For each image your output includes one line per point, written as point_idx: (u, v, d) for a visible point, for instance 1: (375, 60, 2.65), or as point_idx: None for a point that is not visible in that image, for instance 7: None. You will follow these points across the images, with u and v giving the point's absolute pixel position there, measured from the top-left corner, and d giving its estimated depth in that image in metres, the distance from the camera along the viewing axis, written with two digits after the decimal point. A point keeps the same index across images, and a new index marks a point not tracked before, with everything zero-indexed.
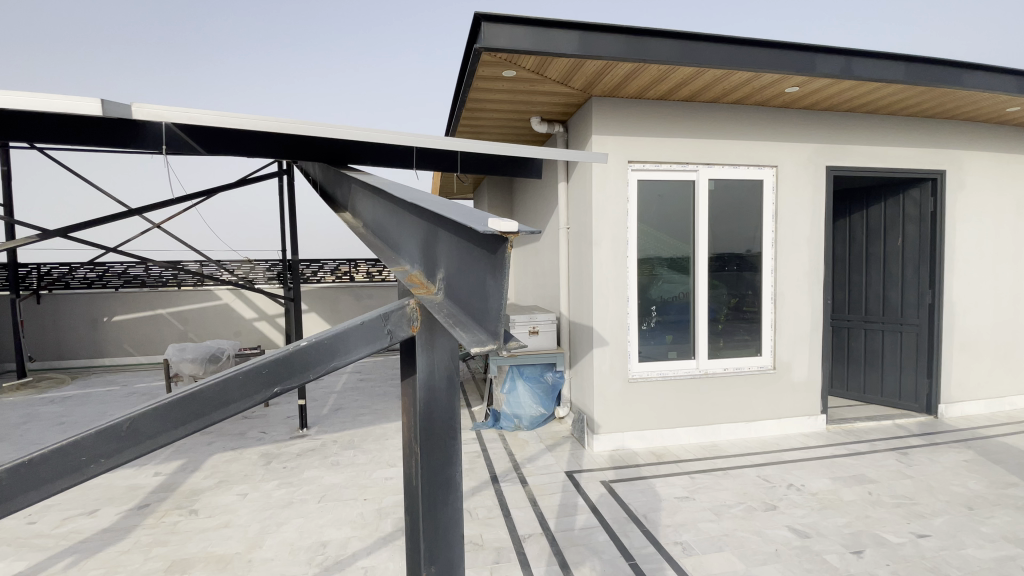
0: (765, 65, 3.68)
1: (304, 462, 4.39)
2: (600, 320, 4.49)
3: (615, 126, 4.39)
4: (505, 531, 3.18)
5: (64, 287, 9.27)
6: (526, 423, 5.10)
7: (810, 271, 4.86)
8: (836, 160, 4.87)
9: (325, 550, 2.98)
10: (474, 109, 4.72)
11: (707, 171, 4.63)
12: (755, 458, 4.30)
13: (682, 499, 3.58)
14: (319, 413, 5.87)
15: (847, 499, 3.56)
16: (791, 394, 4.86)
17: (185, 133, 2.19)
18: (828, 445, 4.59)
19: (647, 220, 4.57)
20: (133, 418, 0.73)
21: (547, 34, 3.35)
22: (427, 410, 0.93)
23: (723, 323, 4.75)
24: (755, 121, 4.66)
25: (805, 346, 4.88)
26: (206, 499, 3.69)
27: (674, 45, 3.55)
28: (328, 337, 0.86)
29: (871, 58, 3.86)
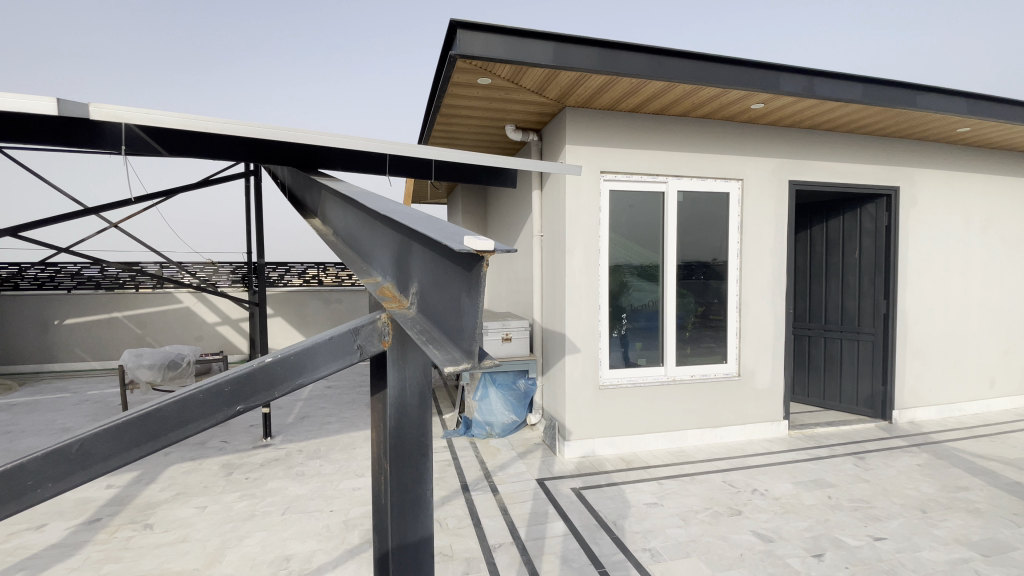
0: (734, 82, 3.81)
1: (268, 472, 4.25)
2: (572, 327, 4.52)
3: (589, 136, 4.45)
4: (475, 541, 3.15)
5: (11, 288, 8.78)
6: (497, 430, 5.06)
7: (774, 281, 5.03)
8: (798, 174, 5.07)
9: (288, 564, 2.88)
10: (448, 115, 4.71)
11: (677, 183, 4.74)
12: (720, 463, 4.40)
13: (650, 505, 3.63)
14: (284, 421, 5.70)
15: (807, 503, 3.67)
16: (755, 401, 4.99)
17: (148, 135, 2.14)
18: (790, 450, 4.73)
19: (618, 229, 4.64)
20: (84, 439, 0.70)
21: (522, 44, 3.38)
22: (398, 427, 0.91)
23: (690, 330, 4.86)
24: (722, 136, 4.81)
25: (769, 354, 5.03)
26: (163, 513, 3.53)
27: (647, 60, 3.63)
28: (296, 353, 0.84)
29: (832, 78, 4.04)
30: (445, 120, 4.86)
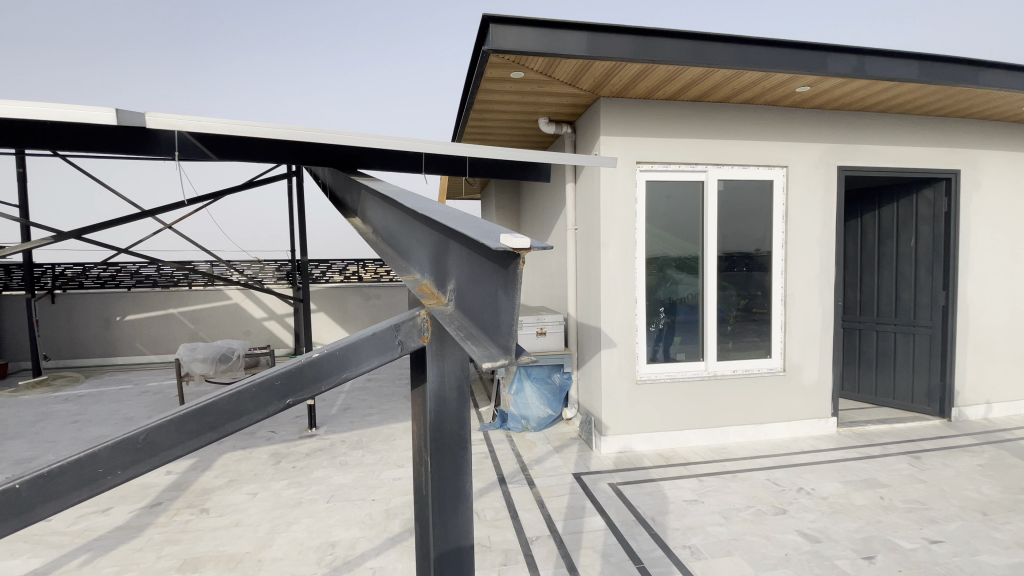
0: (776, 65, 3.65)
1: (313, 462, 4.43)
2: (607, 321, 4.47)
3: (624, 126, 4.37)
4: (513, 533, 3.18)
5: (78, 287, 9.42)
6: (534, 424, 5.09)
7: (822, 272, 4.81)
8: (847, 159, 4.82)
9: (333, 550, 3.00)
10: (481, 111, 4.73)
11: (716, 171, 4.60)
12: (764, 461, 4.27)
13: (690, 502, 3.57)
14: (327, 413, 5.90)
15: (858, 503, 3.52)
16: (801, 397, 4.82)
17: (197, 141, 2.25)
18: (839, 448, 4.54)
19: (655, 220, 4.55)
20: (149, 430, 0.75)
21: (555, 35, 3.35)
22: (438, 421, 0.93)
23: (732, 324, 4.72)
24: (765, 122, 4.62)
25: (816, 349, 4.83)
26: (217, 498, 3.73)
27: (684, 46, 3.53)
28: (340, 348, 0.86)
29: (884, 57, 3.81)
30: (479, 116, 4.88)
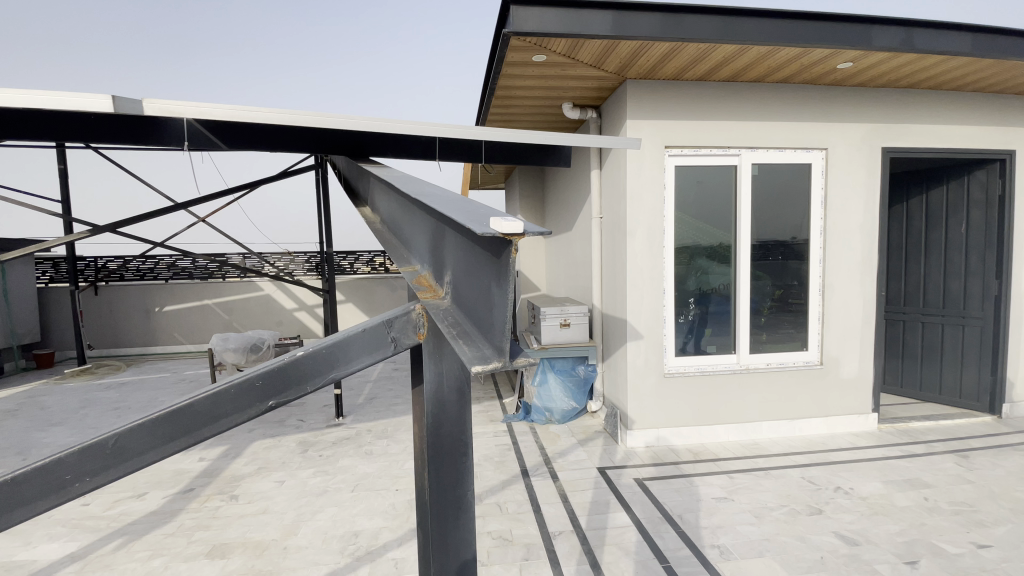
0: (815, 39, 3.42)
1: (339, 451, 4.48)
2: (634, 312, 4.35)
3: (651, 109, 4.20)
4: (535, 527, 3.13)
5: (120, 279, 9.81)
6: (558, 416, 5.02)
7: (863, 260, 4.56)
8: (893, 140, 4.52)
9: (356, 539, 3.02)
10: (504, 97, 4.63)
11: (750, 155, 4.38)
12: (799, 458, 4.09)
13: (720, 499, 3.45)
14: (354, 402, 5.98)
15: (901, 505, 3.32)
16: (839, 391, 4.59)
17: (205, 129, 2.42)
18: (880, 445, 4.31)
19: (683, 208, 4.37)
20: (118, 435, 0.70)
21: (578, 15, 3.21)
22: (436, 426, 0.87)
23: (766, 315, 4.52)
24: (802, 102, 4.37)
25: (856, 341, 4.59)
26: (247, 485, 3.82)
27: (715, 22, 3.33)
28: (326, 346, 0.80)
29: (936, 28, 3.53)
30: (501, 102, 4.78)
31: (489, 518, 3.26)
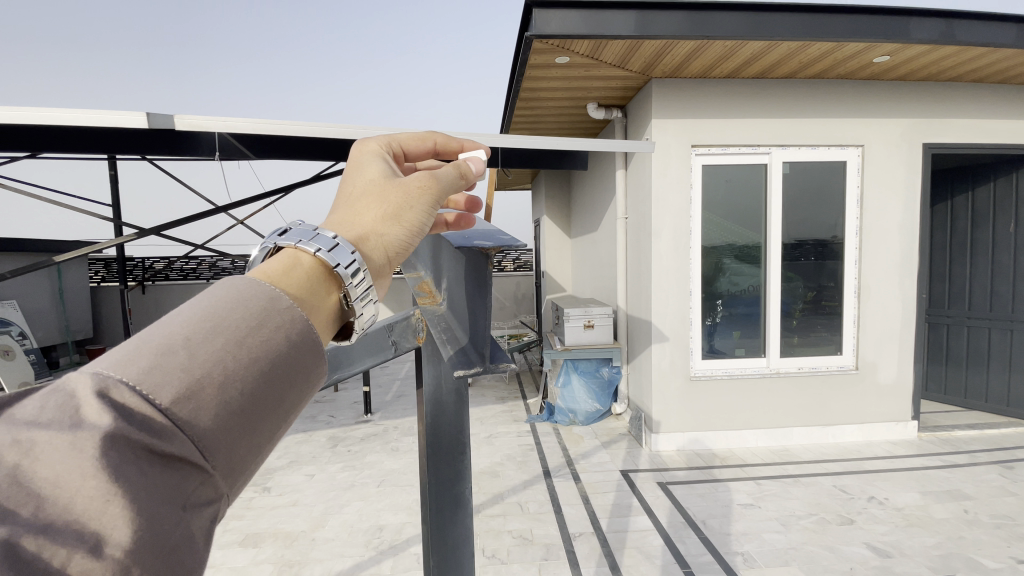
0: (848, 34, 3.31)
1: (366, 446, 4.60)
2: (658, 314, 4.30)
3: (676, 109, 4.15)
4: (555, 528, 3.15)
5: (164, 279, 10.30)
6: (581, 418, 5.01)
7: (902, 261, 4.37)
8: (934, 135, 4.33)
9: (381, 534, 3.10)
10: (528, 99, 4.65)
11: (781, 153, 4.26)
12: (832, 466, 3.96)
13: (746, 506, 3.37)
14: (382, 399, 6.12)
15: (939, 517, 3.18)
16: (876, 398, 4.41)
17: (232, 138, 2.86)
18: (920, 454, 4.13)
19: (710, 208, 4.29)
20: None
21: (600, 16, 3.22)
22: (435, 425, 0.95)
23: (797, 318, 4.39)
24: (836, 98, 4.23)
25: (894, 346, 4.41)
26: (279, 478, 3.97)
27: (743, 18, 3.27)
28: (330, 348, 0.82)
29: (979, 19, 3.36)
30: (525, 104, 4.81)
31: (509, 517, 3.29)
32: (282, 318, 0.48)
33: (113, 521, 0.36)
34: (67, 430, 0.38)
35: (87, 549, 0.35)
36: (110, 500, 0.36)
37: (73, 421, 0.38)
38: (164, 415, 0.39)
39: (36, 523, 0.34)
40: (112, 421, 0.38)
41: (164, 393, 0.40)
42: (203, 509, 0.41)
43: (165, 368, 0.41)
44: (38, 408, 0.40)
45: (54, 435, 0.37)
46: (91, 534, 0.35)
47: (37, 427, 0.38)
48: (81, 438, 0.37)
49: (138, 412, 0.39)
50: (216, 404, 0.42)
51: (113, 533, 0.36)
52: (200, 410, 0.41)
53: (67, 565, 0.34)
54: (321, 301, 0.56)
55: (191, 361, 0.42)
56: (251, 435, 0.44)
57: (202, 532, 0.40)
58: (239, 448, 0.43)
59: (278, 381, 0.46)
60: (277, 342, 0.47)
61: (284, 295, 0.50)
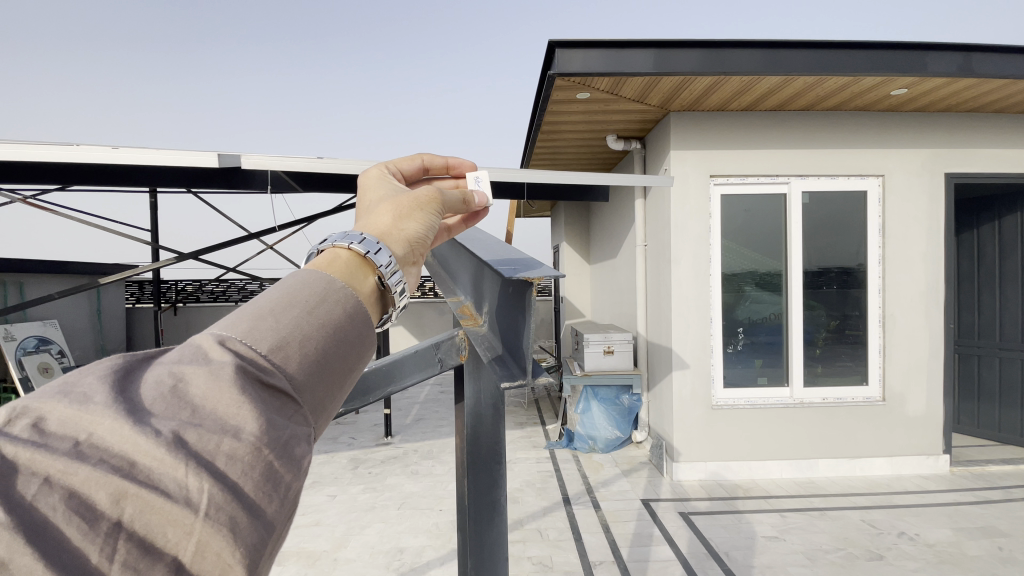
0: (864, 68, 3.39)
1: (387, 469, 4.65)
2: (678, 341, 4.32)
3: (695, 140, 4.25)
4: (575, 556, 3.14)
5: (195, 301, 10.67)
6: (601, 445, 4.99)
7: (927, 290, 4.33)
8: (955, 165, 4.34)
9: (402, 556, 3.13)
10: (550, 132, 4.83)
11: (800, 183, 4.31)
12: (859, 499, 3.86)
13: (771, 538, 3.31)
14: (402, 422, 6.19)
15: (973, 554, 3.08)
16: (904, 430, 4.31)
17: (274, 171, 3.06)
18: (952, 490, 3.99)
19: (730, 236, 4.34)
20: None
21: (620, 55, 3.38)
22: (474, 436, 1.04)
23: (820, 347, 4.36)
24: (854, 129, 4.29)
25: (922, 376, 4.33)
26: (302, 498, 4.04)
27: (759, 55, 3.39)
28: (386, 364, 0.95)
29: (995, 53, 3.42)
30: (547, 137, 4.98)
31: (529, 543, 3.29)
32: (341, 296, 0.50)
33: (247, 417, 0.38)
34: (201, 362, 0.41)
35: (231, 435, 0.37)
36: (243, 402, 0.39)
37: (202, 358, 0.42)
38: (271, 353, 0.43)
39: (187, 424, 0.37)
40: (234, 355, 0.42)
41: (269, 337, 0.43)
42: (307, 430, 0.43)
43: (267, 319, 0.45)
44: (172, 354, 0.44)
45: (192, 366, 0.41)
46: (232, 425, 0.38)
47: (180, 362, 0.42)
48: (215, 365, 0.41)
49: (250, 352, 0.43)
50: (315, 337, 0.45)
51: (246, 426, 0.38)
52: (300, 350, 0.44)
53: (218, 449, 0.37)
54: (360, 282, 0.55)
55: (283, 315, 0.45)
56: (340, 374, 0.47)
57: (311, 444, 0.42)
58: (331, 381, 0.46)
59: (355, 337, 0.49)
60: (348, 310, 0.50)
61: (337, 277, 0.53)
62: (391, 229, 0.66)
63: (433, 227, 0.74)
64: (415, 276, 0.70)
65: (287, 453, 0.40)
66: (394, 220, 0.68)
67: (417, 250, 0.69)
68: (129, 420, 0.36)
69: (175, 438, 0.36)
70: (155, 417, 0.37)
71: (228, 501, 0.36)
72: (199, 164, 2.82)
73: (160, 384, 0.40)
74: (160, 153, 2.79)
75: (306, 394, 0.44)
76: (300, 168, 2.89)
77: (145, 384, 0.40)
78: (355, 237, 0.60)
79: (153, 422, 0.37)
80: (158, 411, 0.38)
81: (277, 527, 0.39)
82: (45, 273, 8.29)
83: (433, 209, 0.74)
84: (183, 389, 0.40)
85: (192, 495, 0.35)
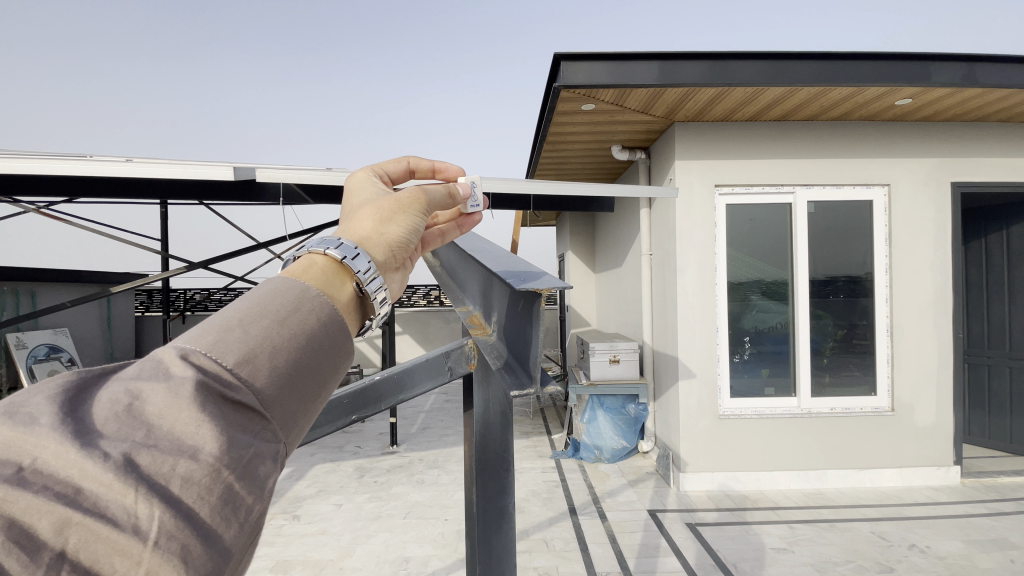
0: (868, 78, 3.41)
1: (392, 478, 4.66)
2: (685, 350, 4.31)
3: (700, 150, 4.28)
4: (581, 566, 3.12)
5: (203, 309, 10.76)
6: (607, 455, 4.97)
7: (936, 300, 4.30)
8: (962, 174, 4.34)
9: (407, 565, 3.12)
10: (555, 142, 4.87)
11: (806, 192, 4.32)
12: (869, 511, 3.82)
13: (779, 550, 3.28)
14: (408, 431, 6.20)
15: (985, 567, 3.04)
16: (914, 441, 4.27)
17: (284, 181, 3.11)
18: (963, 502, 3.94)
19: (736, 245, 4.34)
20: None
21: (624, 67, 3.43)
22: (483, 444, 1.05)
23: (828, 356, 4.33)
24: (860, 138, 4.30)
25: (932, 386, 4.29)
26: (307, 507, 4.04)
27: (762, 66, 3.42)
28: (397, 373, 0.97)
29: (1000, 63, 3.44)
30: (552, 148, 5.03)
31: (535, 553, 3.28)
32: (314, 305, 0.52)
33: (205, 438, 0.39)
34: (160, 380, 0.42)
35: (187, 457, 0.38)
36: (202, 423, 0.39)
37: (162, 373, 0.43)
38: (235, 370, 0.44)
39: (141, 445, 0.38)
40: (195, 372, 0.42)
41: (233, 354, 0.44)
42: (272, 447, 0.43)
43: (231, 337, 0.45)
44: (133, 369, 0.44)
45: (150, 384, 0.41)
46: (189, 446, 0.38)
47: (138, 379, 0.42)
48: (173, 384, 0.41)
49: (213, 370, 0.43)
50: (281, 353, 0.46)
51: (204, 446, 0.39)
52: (265, 367, 0.45)
53: (173, 472, 0.37)
54: (337, 290, 0.57)
55: (249, 333, 0.46)
56: (307, 389, 0.47)
57: (275, 462, 0.42)
58: (298, 396, 0.46)
59: (324, 354, 0.50)
60: (317, 324, 0.50)
61: (310, 286, 0.54)
62: (372, 234, 0.69)
63: (416, 231, 0.77)
64: (397, 280, 0.73)
65: (248, 474, 0.40)
66: (375, 224, 0.71)
67: (399, 253, 0.73)
68: (79, 444, 0.36)
69: (125, 463, 0.36)
70: (107, 439, 0.38)
71: (180, 527, 0.36)
72: (210, 176, 2.87)
73: (114, 404, 0.40)
74: (172, 165, 2.84)
75: (272, 410, 0.44)
76: (308, 179, 2.93)
77: (101, 401, 0.41)
78: (331, 243, 0.62)
79: (107, 444, 0.37)
80: (111, 432, 0.39)
81: (235, 549, 0.39)
82: (57, 282, 8.40)
83: (417, 214, 0.77)
84: (140, 407, 0.40)
85: (141, 522, 0.35)
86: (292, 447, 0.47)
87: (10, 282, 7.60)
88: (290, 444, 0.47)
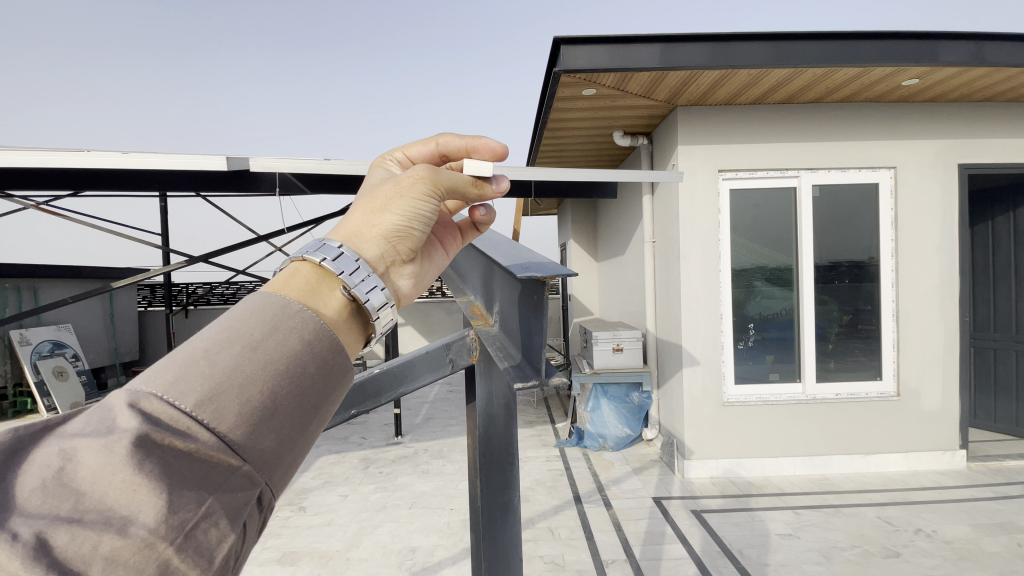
0: (874, 59, 3.33)
1: (397, 468, 4.67)
2: (689, 337, 4.28)
3: (703, 135, 4.22)
4: (587, 555, 3.13)
5: (205, 304, 10.76)
6: (611, 443, 4.97)
7: (942, 283, 4.26)
8: (969, 156, 4.27)
9: (414, 555, 3.13)
10: (555, 130, 4.81)
11: (810, 176, 4.26)
12: (874, 496, 3.81)
13: (785, 536, 3.28)
14: (412, 421, 6.21)
15: (990, 551, 3.03)
16: (919, 425, 4.25)
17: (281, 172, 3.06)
18: (970, 486, 3.93)
19: (739, 231, 4.29)
20: None
21: (625, 51, 3.36)
22: (486, 436, 1.03)
23: (833, 342, 4.30)
24: (866, 121, 4.22)
25: (938, 371, 4.27)
26: (313, 498, 4.06)
27: (766, 47, 3.34)
28: (396, 366, 0.95)
29: (1008, 40, 3.36)
30: (552, 135, 4.97)
31: (541, 542, 3.28)
32: (294, 324, 0.53)
33: (141, 506, 0.41)
34: (101, 436, 0.43)
35: (116, 532, 0.40)
36: (137, 487, 0.41)
37: (109, 426, 0.44)
38: (193, 414, 0.45)
39: (64, 520, 0.40)
40: (138, 424, 0.43)
41: (191, 397, 0.45)
42: (237, 496, 0.45)
43: (189, 377, 0.46)
44: (80, 424, 0.46)
45: (89, 443, 0.43)
46: (122, 517, 0.40)
47: (77, 439, 0.44)
48: (112, 440, 0.43)
49: (166, 416, 0.44)
50: (250, 391, 0.47)
51: (139, 517, 0.40)
52: (229, 410, 0.46)
53: (97, 550, 0.39)
54: (324, 302, 0.59)
55: (211, 371, 0.47)
56: (281, 427, 0.48)
57: (231, 520, 0.44)
58: (267, 438, 0.47)
59: (301, 385, 0.50)
60: (295, 348, 0.51)
61: (292, 300, 0.56)
62: (360, 229, 0.69)
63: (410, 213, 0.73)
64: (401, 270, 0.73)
65: (191, 537, 0.42)
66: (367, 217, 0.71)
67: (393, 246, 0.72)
68: None
69: (40, 543, 0.39)
70: (28, 517, 0.40)
71: None
72: (205, 167, 2.82)
73: (46, 470, 0.42)
74: (167, 156, 2.81)
75: (246, 453, 0.46)
76: (306, 169, 2.89)
77: (36, 464, 0.43)
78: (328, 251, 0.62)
79: (36, 518, 0.40)
80: (39, 502, 0.41)
81: None
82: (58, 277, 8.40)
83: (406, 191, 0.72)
84: (73, 473, 0.42)
85: None
86: (275, 485, 0.49)
87: (12, 278, 7.61)
88: (277, 479, 0.49)
